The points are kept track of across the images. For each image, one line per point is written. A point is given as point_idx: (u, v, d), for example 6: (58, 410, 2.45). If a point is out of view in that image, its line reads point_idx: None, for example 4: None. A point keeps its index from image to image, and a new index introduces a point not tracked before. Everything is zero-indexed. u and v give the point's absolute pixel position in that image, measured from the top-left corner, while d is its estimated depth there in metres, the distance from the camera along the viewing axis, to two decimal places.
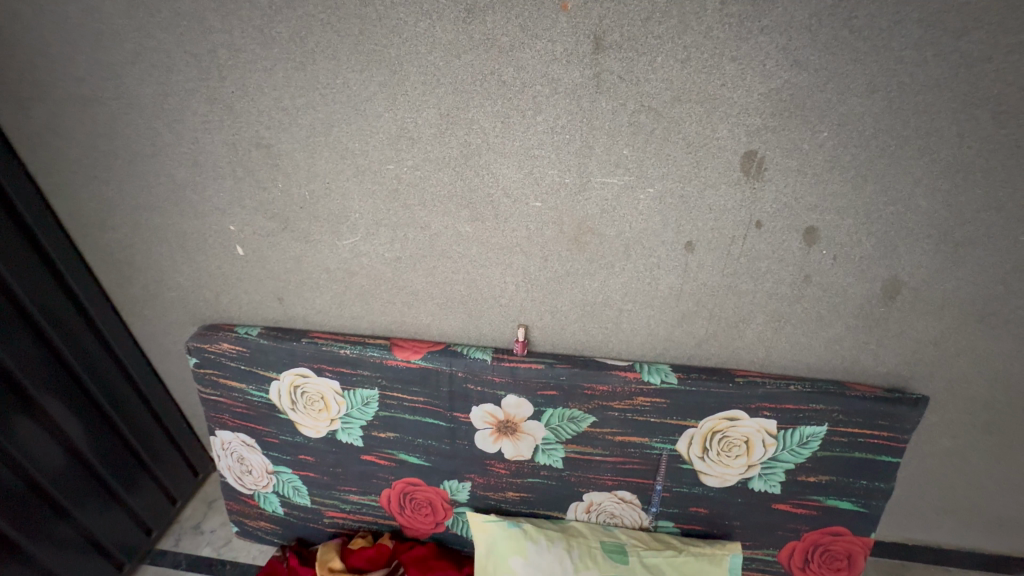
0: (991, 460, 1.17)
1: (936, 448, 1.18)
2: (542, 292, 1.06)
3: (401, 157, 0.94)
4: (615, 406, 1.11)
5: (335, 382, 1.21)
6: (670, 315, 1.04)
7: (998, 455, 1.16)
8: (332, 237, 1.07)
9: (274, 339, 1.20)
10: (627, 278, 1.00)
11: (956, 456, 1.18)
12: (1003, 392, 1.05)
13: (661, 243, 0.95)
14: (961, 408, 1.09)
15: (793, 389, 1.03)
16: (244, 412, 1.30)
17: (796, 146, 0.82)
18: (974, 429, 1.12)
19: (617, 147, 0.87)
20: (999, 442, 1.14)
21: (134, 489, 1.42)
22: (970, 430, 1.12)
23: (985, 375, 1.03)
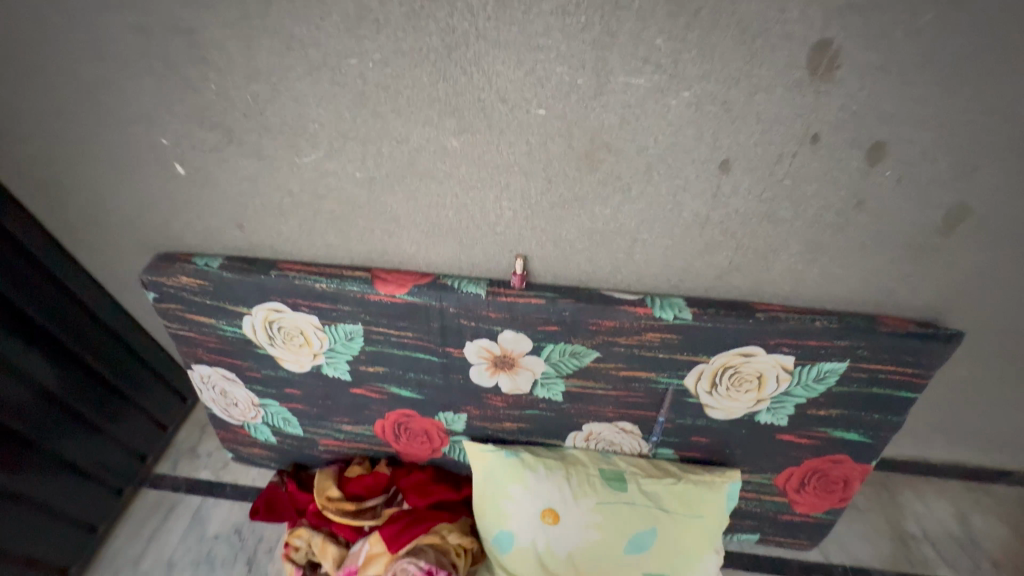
0: (1003, 387, 1.14)
1: (950, 376, 1.13)
2: (545, 219, 0.90)
3: (365, 48, 0.73)
4: (623, 342, 1.02)
5: (314, 317, 1.10)
6: (691, 245, 0.91)
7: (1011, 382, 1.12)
8: (289, 153, 0.88)
9: (238, 272, 1.05)
10: (646, 203, 0.85)
11: (969, 384, 1.14)
12: None
13: (691, 162, 0.78)
14: (991, 339, 1.02)
15: (818, 325, 0.94)
16: (219, 347, 1.20)
17: (885, 33, 0.63)
18: (995, 358, 1.06)
19: (648, 36, 0.66)
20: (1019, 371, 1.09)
21: (119, 421, 1.37)
22: (990, 359, 1.07)
23: None
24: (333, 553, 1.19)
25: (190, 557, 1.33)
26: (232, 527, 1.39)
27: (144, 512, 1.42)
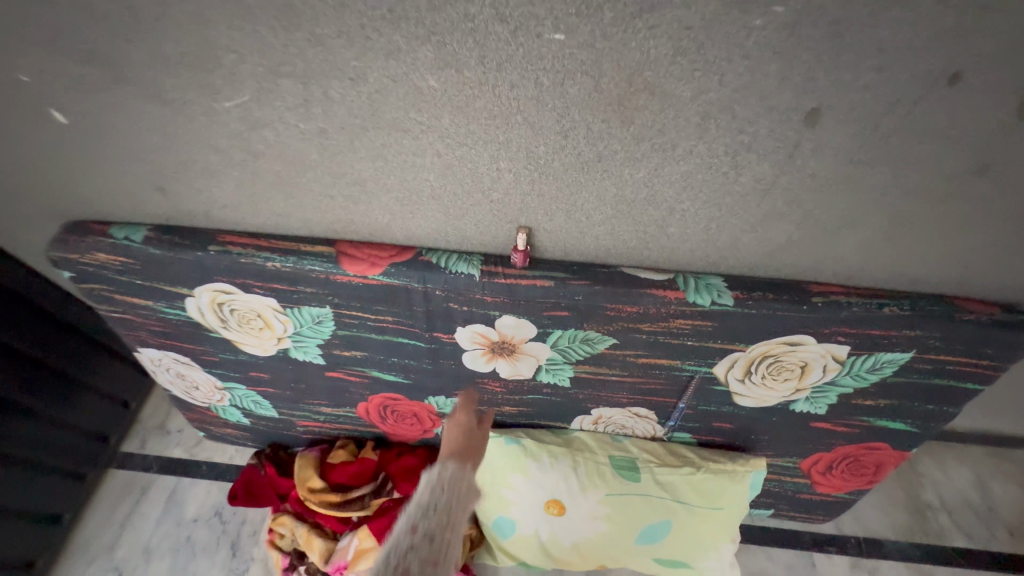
0: None
1: None
2: (557, 184, 0.69)
3: None
4: (646, 328, 0.85)
5: (272, 299, 0.90)
6: (743, 217, 0.70)
7: None
8: (207, 94, 0.64)
9: (169, 247, 0.84)
10: (693, 166, 0.63)
11: None
12: None
13: (765, 111, 0.56)
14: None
15: (887, 312, 0.77)
16: (165, 331, 1.01)
17: None
18: None
19: None
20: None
21: (75, 406, 1.21)
22: None
23: None
24: (320, 547, 1.10)
25: (169, 544, 1.25)
26: (212, 509, 1.29)
27: (114, 496, 1.31)
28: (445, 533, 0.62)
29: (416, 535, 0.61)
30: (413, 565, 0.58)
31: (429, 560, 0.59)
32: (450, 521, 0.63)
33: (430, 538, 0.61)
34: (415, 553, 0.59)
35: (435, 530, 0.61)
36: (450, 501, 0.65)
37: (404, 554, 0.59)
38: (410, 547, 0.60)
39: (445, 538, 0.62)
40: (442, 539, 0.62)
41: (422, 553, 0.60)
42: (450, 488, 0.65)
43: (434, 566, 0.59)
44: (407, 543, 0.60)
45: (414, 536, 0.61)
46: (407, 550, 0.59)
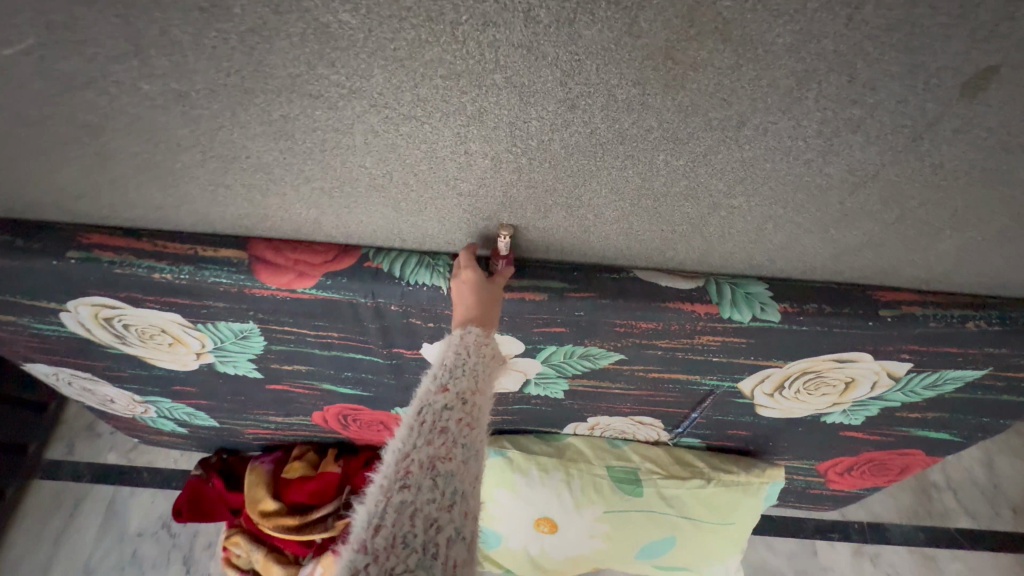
0: None
1: None
2: (556, 173, 0.46)
3: None
4: (663, 344, 0.67)
5: (175, 314, 0.68)
6: (814, 215, 0.50)
7: None
8: None
9: (10, 254, 0.60)
10: (763, 151, 0.42)
11: None
12: None
13: (900, 69, 0.34)
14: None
15: (970, 327, 0.60)
16: (48, 347, 0.79)
17: None
18: None
19: None
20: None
21: None
22: None
23: None
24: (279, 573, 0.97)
25: (112, 561, 1.10)
26: (159, 521, 1.15)
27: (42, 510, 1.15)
28: (478, 393, 0.50)
29: (448, 393, 0.48)
30: (450, 427, 0.46)
31: (463, 419, 0.47)
32: (482, 381, 0.51)
33: (465, 399, 0.48)
34: (449, 412, 0.47)
35: (469, 391, 0.49)
36: (478, 358, 0.52)
37: (436, 412, 0.47)
38: (441, 406, 0.47)
39: (481, 398, 0.50)
40: (477, 399, 0.49)
41: (457, 413, 0.47)
42: (477, 348, 0.53)
43: (472, 430, 0.47)
44: (438, 402, 0.48)
45: (446, 395, 0.48)
46: (439, 408, 0.47)
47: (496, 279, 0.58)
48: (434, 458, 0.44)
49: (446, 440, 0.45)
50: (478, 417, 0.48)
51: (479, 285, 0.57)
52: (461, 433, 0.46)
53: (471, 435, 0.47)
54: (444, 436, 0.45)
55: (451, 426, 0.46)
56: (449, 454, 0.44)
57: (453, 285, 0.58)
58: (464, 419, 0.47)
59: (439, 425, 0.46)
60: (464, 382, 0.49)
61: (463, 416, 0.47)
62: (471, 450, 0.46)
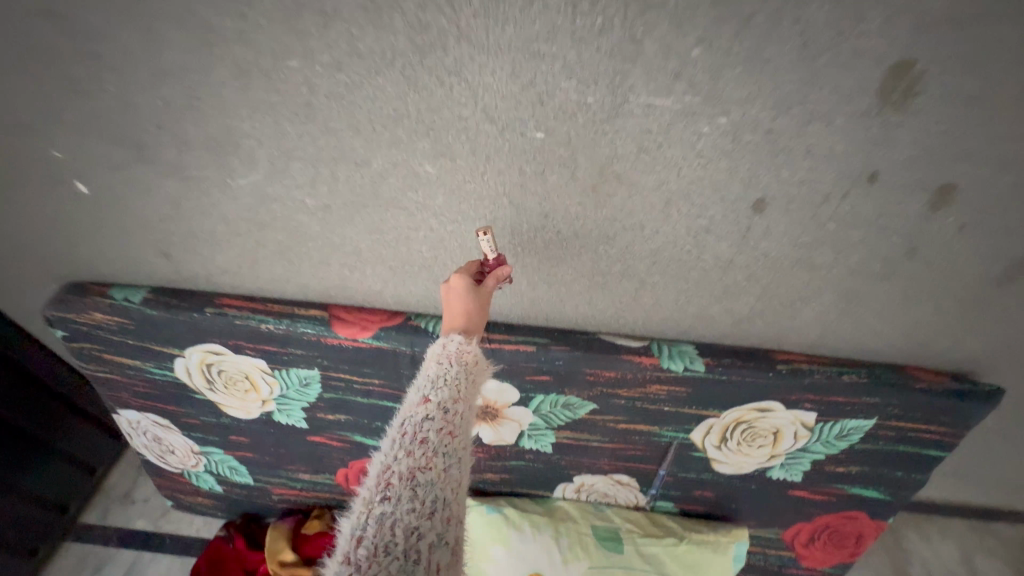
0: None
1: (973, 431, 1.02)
2: (539, 257, 0.75)
3: (311, 46, 0.55)
4: (624, 394, 0.89)
5: (261, 360, 0.92)
6: (709, 289, 0.77)
7: None
8: (221, 174, 0.69)
9: (165, 308, 0.87)
10: (661, 244, 0.70)
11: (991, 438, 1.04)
12: None
13: (720, 200, 0.64)
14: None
15: (847, 380, 0.82)
16: (148, 392, 1.01)
17: (977, 55, 0.49)
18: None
19: (682, 45, 0.50)
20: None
21: (33, 472, 1.16)
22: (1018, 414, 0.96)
23: None
24: None
25: None
26: None
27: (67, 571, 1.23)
28: (460, 403, 0.56)
29: (430, 405, 0.55)
30: (430, 438, 0.52)
31: (444, 429, 0.53)
32: (463, 391, 0.57)
33: (446, 409, 0.55)
34: (429, 422, 0.53)
35: (450, 401, 0.55)
36: (460, 370, 0.58)
37: (417, 424, 0.53)
38: (423, 417, 0.54)
39: (461, 407, 0.56)
40: (458, 408, 0.55)
41: (437, 424, 0.53)
42: (458, 359, 0.59)
43: (452, 438, 0.53)
44: (421, 414, 0.54)
45: (427, 407, 0.55)
46: (421, 420, 0.53)
47: (485, 288, 0.67)
48: (414, 468, 0.50)
49: (426, 450, 0.51)
50: (457, 425, 0.54)
51: (469, 293, 0.66)
52: (441, 443, 0.52)
53: (451, 443, 0.53)
54: (425, 446, 0.52)
55: (431, 437, 0.52)
56: (429, 463, 0.51)
57: (446, 286, 0.67)
58: (444, 429, 0.53)
59: (420, 436, 0.52)
60: (445, 393, 0.56)
61: (444, 425, 0.53)
62: (451, 459, 0.52)
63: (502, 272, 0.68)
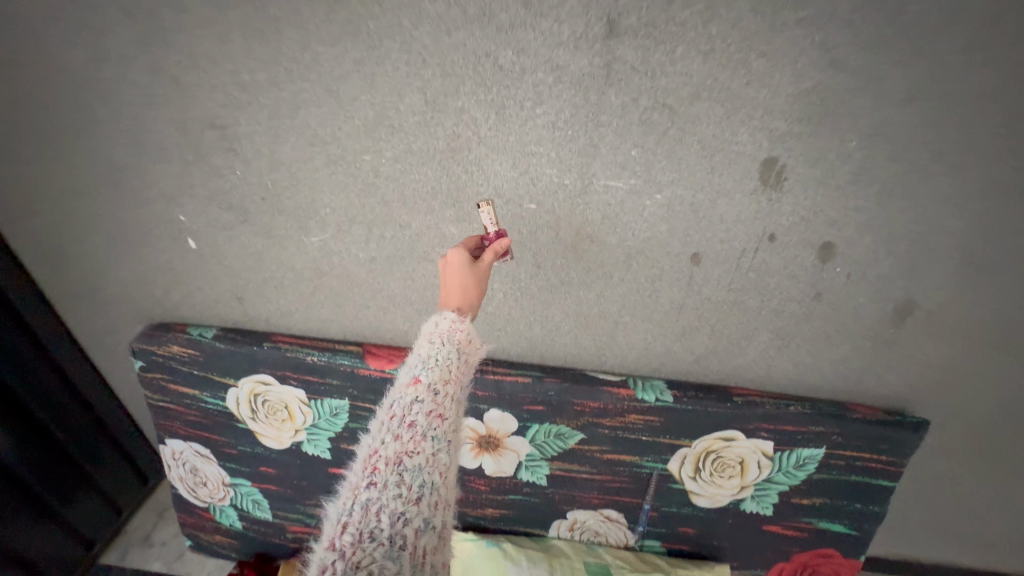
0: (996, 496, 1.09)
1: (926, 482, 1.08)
2: (533, 301, 0.97)
3: (379, 147, 0.81)
4: (606, 424, 1.04)
5: (301, 390, 1.10)
6: (669, 329, 0.96)
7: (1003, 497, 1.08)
8: (299, 233, 0.94)
9: (231, 342, 1.07)
10: (626, 290, 0.92)
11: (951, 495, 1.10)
12: (1008, 430, 0.97)
13: (666, 254, 0.86)
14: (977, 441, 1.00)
15: (793, 410, 0.98)
16: (198, 421, 1.17)
17: (822, 155, 0.73)
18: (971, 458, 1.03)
19: (625, 148, 0.76)
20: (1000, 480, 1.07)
21: (72, 501, 1.28)
22: (966, 462, 1.04)
23: (992, 407, 0.95)
24: None
25: None
26: None
27: None
28: (450, 384, 0.57)
29: (421, 386, 0.55)
30: (419, 421, 0.52)
31: (434, 410, 0.53)
32: (454, 372, 0.58)
33: (436, 390, 0.55)
34: (419, 404, 0.53)
35: (440, 382, 0.56)
36: (451, 352, 0.59)
37: (407, 407, 0.53)
38: (412, 399, 0.54)
39: (452, 388, 0.56)
40: (448, 390, 0.56)
41: (427, 405, 0.53)
42: (450, 339, 0.61)
43: (442, 421, 0.53)
44: (411, 395, 0.54)
45: (417, 388, 0.55)
46: (411, 402, 0.54)
47: (482, 262, 0.74)
48: (402, 451, 0.50)
49: (414, 433, 0.51)
50: (447, 407, 0.55)
51: (465, 265, 0.73)
52: (430, 426, 0.52)
53: (441, 425, 0.53)
54: (413, 429, 0.51)
55: (421, 419, 0.52)
56: (417, 447, 0.50)
57: (446, 256, 0.75)
58: (434, 411, 0.53)
59: (409, 418, 0.52)
60: (436, 373, 0.57)
61: (434, 407, 0.54)
62: (440, 441, 0.52)
63: (499, 245, 0.75)
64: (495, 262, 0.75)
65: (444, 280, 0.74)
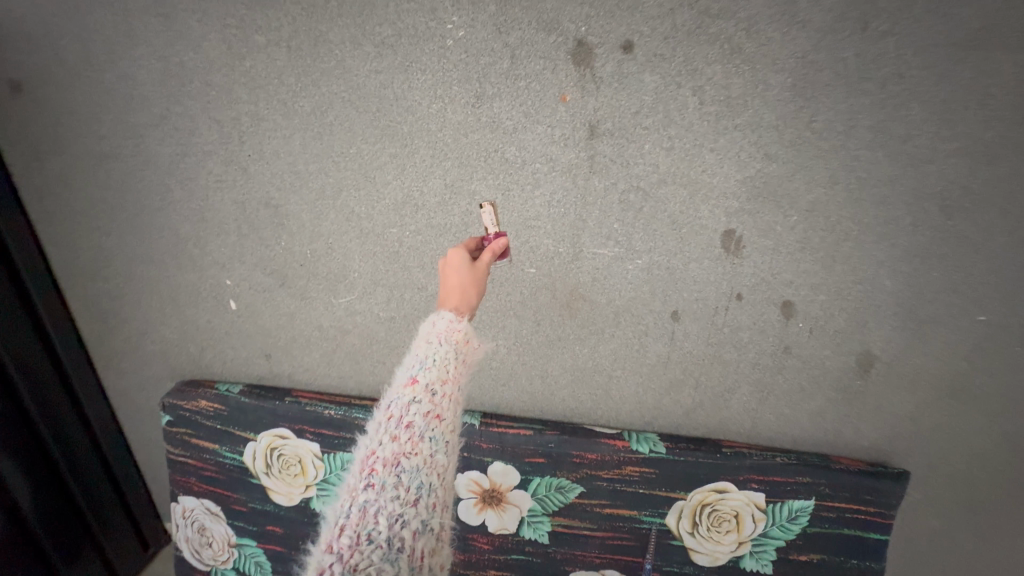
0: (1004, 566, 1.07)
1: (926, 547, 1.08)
2: (534, 356, 1.07)
3: (405, 222, 0.98)
4: (604, 476, 1.07)
5: (316, 443, 1.13)
6: (658, 382, 1.05)
7: (1008, 568, 1.07)
8: (328, 295, 1.07)
9: (255, 397, 1.14)
10: (617, 345, 1.03)
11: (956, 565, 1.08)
12: (991, 486, 1.01)
13: (649, 312, 0.99)
14: (964, 497, 1.03)
15: (779, 460, 1.02)
16: (213, 477, 1.21)
17: (770, 227, 0.88)
18: (968, 521, 1.04)
19: (608, 222, 0.92)
20: (999, 547, 1.05)
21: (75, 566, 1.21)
22: (964, 525, 1.05)
23: (972, 461, 1.00)
24: None
25: None
26: None
27: None
28: (446, 385, 0.62)
29: (419, 387, 0.61)
30: (416, 422, 0.58)
31: (430, 411, 0.59)
32: (451, 373, 0.63)
33: (433, 392, 0.60)
34: (417, 405, 0.59)
35: (437, 384, 0.61)
36: (448, 352, 0.65)
37: (405, 408, 0.59)
38: (410, 400, 0.59)
39: (448, 388, 0.62)
40: (445, 390, 0.61)
41: (424, 406, 0.59)
42: (447, 340, 0.66)
43: (438, 422, 0.59)
44: (409, 395, 0.60)
45: (415, 389, 0.61)
46: (410, 402, 0.59)
47: (480, 262, 0.80)
48: (400, 452, 0.56)
49: (412, 434, 0.57)
50: (444, 407, 0.60)
51: (464, 265, 0.79)
52: (427, 427, 0.58)
53: (438, 426, 0.58)
54: (411, 431, 0.57)
55: (418, 420, 0.58)
56: (415, 449, 0.56)
57: (446, 255, 0.81)
58: (431, 411, 0.59)
59: (407, 420, 0.58)
60: (433, 375, 0.62)
61: (430, 408, 0.59)
62: (437, 444, 0.57)
63: (497, 246, 0.83)
64: (494, 260, 0.83)
65: (443, 281, 0.78)
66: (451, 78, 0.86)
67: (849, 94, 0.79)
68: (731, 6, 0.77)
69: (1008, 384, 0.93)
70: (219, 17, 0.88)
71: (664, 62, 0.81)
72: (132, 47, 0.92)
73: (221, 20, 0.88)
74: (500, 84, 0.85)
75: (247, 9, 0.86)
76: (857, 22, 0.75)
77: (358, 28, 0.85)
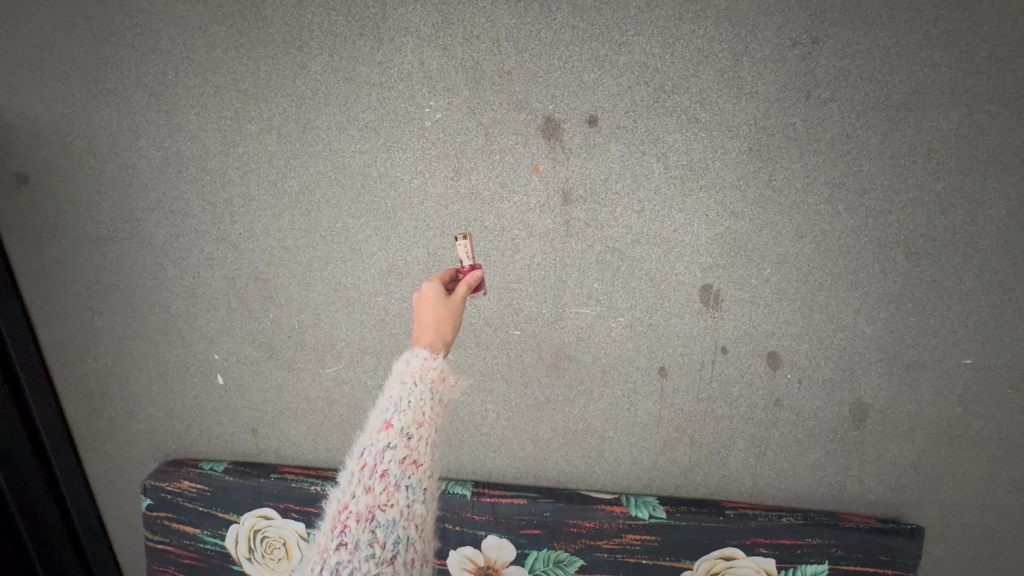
0: None
1: None
2: (524, 419, 1.05)
3: (390, 290, 1.00)
4: (604, 547, 1.00)
5: (301, 523, 1.08)
6: (653, 441, 1.02)
7: None
8: (316, 365, 1.07)
9: (239, 475, 1.10)
10: (607, 404, 1.01)
11: None
12: (1008, 536, 0.96)
13: (636, 368, 0.98)
14: (984, 551, 0.97)
15: (786, 521, 0.96)
16: (193, 563, 1.14)
17: (744, 281, 0.91)
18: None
19: (588, 282, 0.94)
20: None
21: None
22: None
23: (985, 511, 0.95)
24: None
25: None
26: None
27: None
28: (422, 428, 0.58)
29: (394, 431, 0.56)
30: (392, 472, 0.54)
31: (406, 457, 0.55)
32: (427, 415, 0.59)
33: (408, 436, 0.56)
34: (391, 452, 0.55)
35: (412, 427, 0.57)
36: (424, 392, 0.60)
37: (379, 457, 0.55)
38: (384, 447, 0.56)
39: (425, 431, 0.58)
40: (421, 434, 0.57)
41: (400, 453, 0.55)
42: (424, 378, 0.61)
43: (416, 468, 0.55)
44: (384, 441, 0.56)
45: (390, 434, 0.56)
46: (385, 449, 0.55)
47: (456, 295, 0.75)
48: (374, 506, 0.53)
49: (386, 484, 0.54)
50: (421, 452, 0.56)
51: (438, 298, 0.73)
52: (404, 476, 0.54)
53: (414, 474, 0.55)
54: (386, 482, 0.54)
55: (393, 469, 0.54)
56: (390, 500, 0.53)
57: (422, 288, 0.76)
58: (406, 458, 0.55)
59: (381, 469, 0.54)
60: (408, 418, 0.57)
61: (406, 454, 0.55)
62: (413, 493, 0.54)
63: (472, 278, 0.78)
64: (469, 295, 0.77)
65: (417, 315, 0.72)
66: (431, 155, 0.92)
67: (802, 155, 0.84)
68: (683, 83, 0.84)
69: (1006, 427, 0.91)
70: (216, 110, 0.95)
71: (627, 133, 0.87)
72: (134, 140, 0.98)
73: (218, 113, 0.95)
74: (476, 159, 0.91)
75: (242, 102, 0.94)
76: (800, 91, 0.82)
77: (343, 114, 0.92)
